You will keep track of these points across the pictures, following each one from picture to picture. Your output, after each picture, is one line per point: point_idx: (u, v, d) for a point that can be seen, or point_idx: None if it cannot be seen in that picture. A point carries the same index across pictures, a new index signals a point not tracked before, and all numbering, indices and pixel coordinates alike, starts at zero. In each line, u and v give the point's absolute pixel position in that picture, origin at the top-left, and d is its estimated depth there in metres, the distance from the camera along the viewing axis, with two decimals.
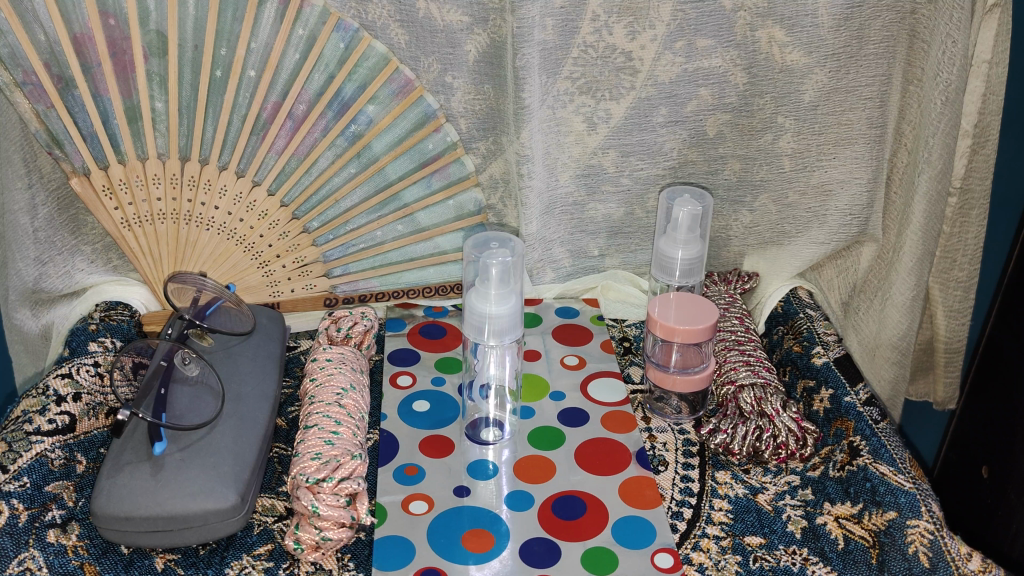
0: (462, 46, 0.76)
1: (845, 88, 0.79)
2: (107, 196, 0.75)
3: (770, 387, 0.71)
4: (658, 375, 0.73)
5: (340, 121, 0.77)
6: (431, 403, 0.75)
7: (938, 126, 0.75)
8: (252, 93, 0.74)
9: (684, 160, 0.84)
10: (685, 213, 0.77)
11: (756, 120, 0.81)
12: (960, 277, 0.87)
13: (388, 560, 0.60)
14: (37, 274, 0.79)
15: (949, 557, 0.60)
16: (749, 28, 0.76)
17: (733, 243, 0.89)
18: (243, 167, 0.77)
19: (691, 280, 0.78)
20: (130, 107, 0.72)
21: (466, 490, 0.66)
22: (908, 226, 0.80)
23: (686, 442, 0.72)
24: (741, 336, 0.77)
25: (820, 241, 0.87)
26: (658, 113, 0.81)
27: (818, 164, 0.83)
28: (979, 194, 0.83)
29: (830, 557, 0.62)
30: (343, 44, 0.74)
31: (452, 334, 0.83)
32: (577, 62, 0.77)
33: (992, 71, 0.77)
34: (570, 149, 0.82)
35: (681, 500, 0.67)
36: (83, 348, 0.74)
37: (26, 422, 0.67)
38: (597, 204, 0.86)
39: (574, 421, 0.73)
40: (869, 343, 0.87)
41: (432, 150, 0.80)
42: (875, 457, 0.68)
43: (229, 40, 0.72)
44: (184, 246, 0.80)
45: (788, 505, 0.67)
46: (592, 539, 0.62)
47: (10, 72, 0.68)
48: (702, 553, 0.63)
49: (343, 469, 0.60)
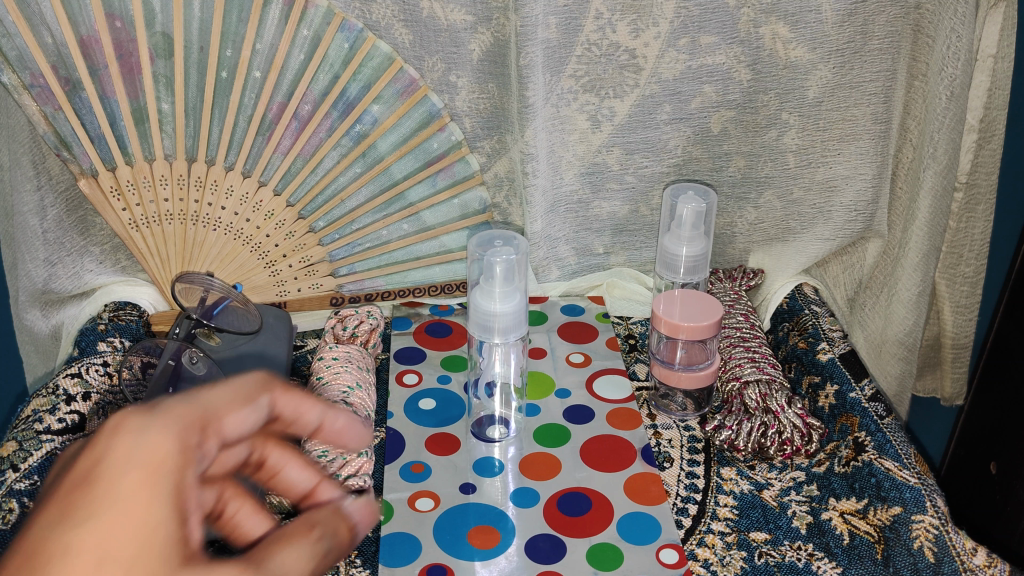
0: (466, 45, 0.76)
1: (851, 84, 0.79)
2: (116, 198, 0.76)
3: (776, 382, 0.71)
4: (663, 371, 0.74)
5: (345, 121, 0.77)
6: (436, 401, 0.75)
7: (944, 122, 0.74)
8: (258, 93, 0.74)
9: (689, 157, 0.84)
10: (689, 210, 0.77)
11: (761, 116, 0.81)
12: (967, 273, 0.87)
13: (395, 557, 0.60)
14: (47, 275, 0.80)
15: (954, 552, 0.60)
16: (753, 24, 0.76)
17: (738, 240, 0.89)
18: (249, 167, 0.77)
19: (696, 277, 0.79)
20: (136, 108, 0.72)
21: (472, 487, 0.67)
22: (914, 222, 0.80)
23: (692, 438, 0.73)
24: (746, 333, 0.77)
25: (825, 237, 0.87)
26: (662, 110, 0.81)
27: (823, 160, 0.83)
28: (986, 189, 0.83)
29: (835, 552, 0.62)
30: (348, 44, 0.74)
31: (457, 333, 0.84)
32: (580, 59, 0.77)
33: (999, 66, 0.76)
34: (575, 147, 0.82)
35: (686, 496, 0.67)
36: (92, 349, 0.75)
37: (37, 421, 0.67)
38: (602, 202, 0.86)
39: (579, 418, 0.74)
40: (876, 339, 0.88)
41: (437, 149, 0.81)
42: (880, 452, 0.67)
43: (235, 41, 0.72)
44: (191, 246, 0.80)
45: (793, 500, 0.67)
46: (598, 535, 0.62)
47: (18, 74, 0.69)
48: (707, 549, 0.63)
49: (348, 467, 0.61)
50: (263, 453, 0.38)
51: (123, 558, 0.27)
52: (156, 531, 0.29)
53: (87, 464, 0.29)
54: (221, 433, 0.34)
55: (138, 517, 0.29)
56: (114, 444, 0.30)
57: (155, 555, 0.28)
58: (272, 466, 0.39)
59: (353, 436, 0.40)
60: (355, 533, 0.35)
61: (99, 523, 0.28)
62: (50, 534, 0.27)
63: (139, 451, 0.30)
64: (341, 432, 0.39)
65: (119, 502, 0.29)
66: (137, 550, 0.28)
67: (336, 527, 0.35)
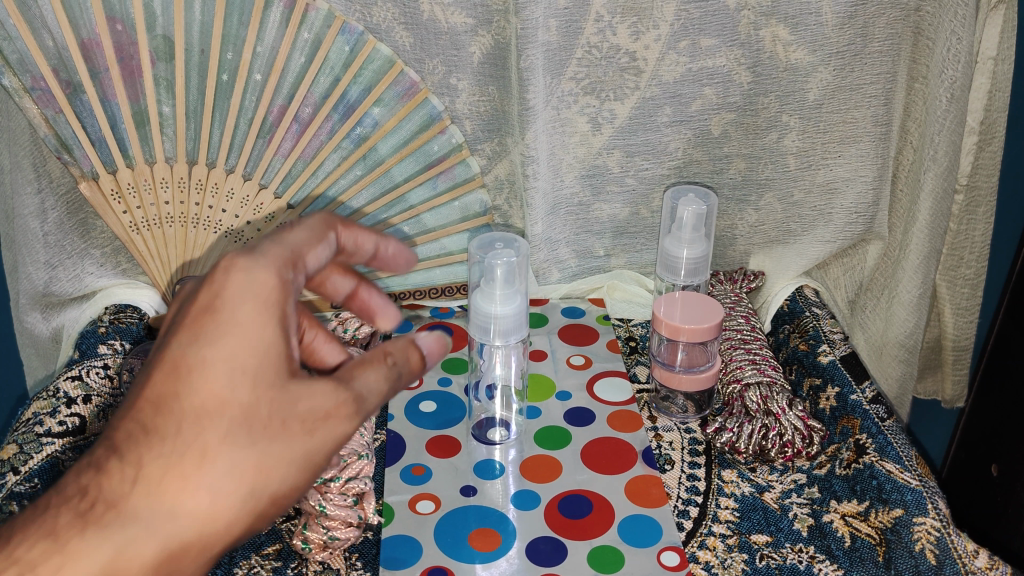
0: (466, 47, 0.76)
1: (851, 86, 0.79)
2: (116, 200, 0.75)
3: (776, 385, 0.72)
4: (664, 373, 0.73)
5: (345, 123, 0.77)
6: (438, 403, 0.75)
7: (944, 124, 0.74)
8: (259, 96, 0.75)
9: (689, 159, 0.84)
10: (690, 213, 0.77)
11: (761, 118, 0.81)
12: (967, 275, 0.87)
13: (395, 560, 0.60)
14: (47, 278, 0.80)
15: (955, 554, 0.60)
16: (754, 27, 0.76)
17: (739, 242, 0.89)
18: (250, 170, 0.78)
19: (697, 279, 0.79)
20: (137, 111, 0.72)
21: (473, 489, 0.67)
22: (914, 224, 0.80)
23: (692, 440, 0.73)
24: (746, 335, 0.77)
25: (826, 239, 0.87)
26: (662, 113, 0.81)
27: (823, 163, 0.83)
28: (986, 192, 0.83)
29: (836, 555, 0.62)
30: (349, 47, 0.74)
31: (458, 335, 0.84)
32: (580, 62, 0.77)
33: (999, 68, 0.76)
34: (575, 149, 0.82)
35: (687, 498, 0.67)
36: (93, 351, 0.75)
37: (37, 424, 0.68)
38: (603, 204, 0.86)
39: (580, 420, 0.74)
40: (876, 341, 0.88)
41: (437, 152, 0.81)
42: (880, 454, 0.67)
43: (235, 44, 0.72)
44: (192, 248, 0.80)
45: (794, 503, 0.67)
46: (598, 537, 0.62)
47: (19, 78, 0.69)
48: (708, 551, 0.62)
49: (349, 469, 0.60)
50: (322, 277, 0.54)
51: (246, 370, 0.39)
52: (267, 345, 0.40)
53: (211, 294, 0.41)
54: (302, 269, 0.45)
55: (256, 337, 0.40)
56: (231, 281, 0.41)
57: (269, 368, 0.40)
58: (328, 277, 0.54)
59: (402, 261, 0.53)
60: (424, 362, 0.48)
61: (226, 343, 0.39)
62: (190, 350, 0.39)
63: (250, 286, 0.41)
64: (390, 257, 0.53)
65: (238, 325, 0.40)
66: (256, 363, 0.40)
67: (407, 357, 0.46)
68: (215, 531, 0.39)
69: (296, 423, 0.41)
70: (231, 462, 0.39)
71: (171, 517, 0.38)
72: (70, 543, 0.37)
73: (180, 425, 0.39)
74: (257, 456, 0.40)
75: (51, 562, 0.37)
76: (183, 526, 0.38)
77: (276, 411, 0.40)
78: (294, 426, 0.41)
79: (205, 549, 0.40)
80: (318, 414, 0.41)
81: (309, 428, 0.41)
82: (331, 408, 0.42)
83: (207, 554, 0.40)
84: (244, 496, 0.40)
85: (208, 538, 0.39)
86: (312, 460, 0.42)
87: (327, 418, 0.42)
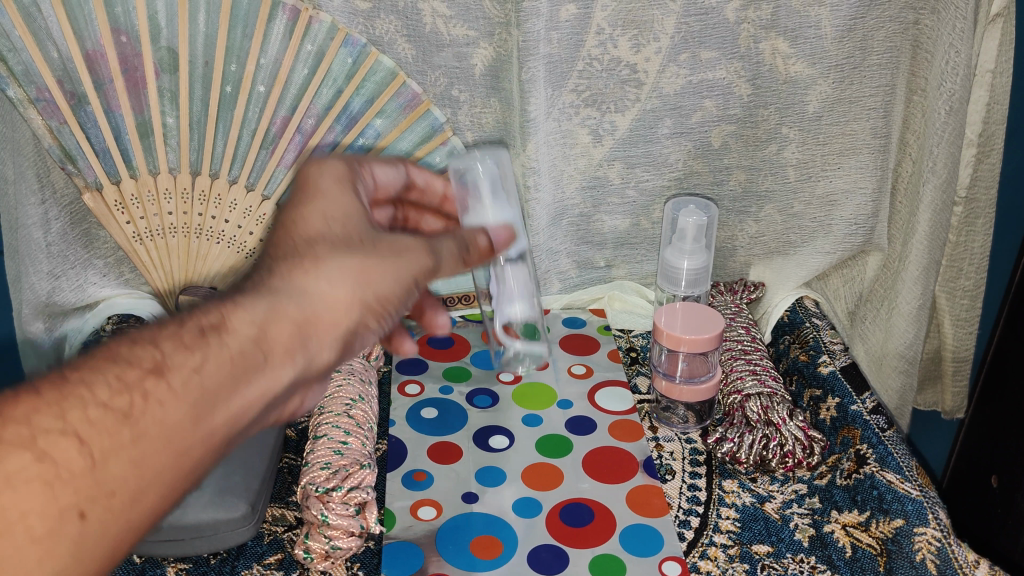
0: (468, 60, 0.78)
1: (850, 99, 0.79)
2: (119, 210, 0.76)
3: (776, 395, 0.72)
4: (665, 385, 0.74)
5: (348, 134, 0.78)
6: (438, 410, 0.76)
7: (943, 136, 0.75)
8: (261, 108, 0.75)
9: (689, 170, 0.84)
10: (691, 224, 0.77)
11: (761, 131, 0.82)
12: (966, 286, 0.87)
13: (397, 566, 0.61)
14: (50, 287, 0.81)
15: (955, 565, 0.60)
16: (753, 40, 0.76)
17: (739, 253, 0.90)
18: (253, 180, 0.78)
19: (697, 291, 0.79)
20: (141, 122, 0.73)
21: (474, 497, 0.67)
22: (914, 235, 0.80)
23: (692, 451, 0.73)
24: (746, 346, 0.78)
25: (826, 250, 0.87)
26: (663, 124, 0.81)
27: (822, 175, 0.84)
28: (985, 203, 0.83)
29: (838, 565, 0.62)
30: (351, 59, 0.74)
31: (460, 342, 0.85)
32: (581, 74, 0.78)
33: (997, 81, 0.77)
34: (576, 160, 0.83)
35: (688, 509, 0.67)
36: None
37: None
38: (603, 216, 0.87)
39: (581, 429, 0.74)
40: (876, 352, 0.89)
41: (439, 162, 0.80)
42: (881, 464, 0.67)
43: (239, 56, 0.72)
44: (194, 259, 0.80)
45: (795, 513, 0.67)
46: (599, 546, 0.62)
47: (23, 88, 0.68)
48: (710, 561, 0.62)
49: (352, 478, 0.61)
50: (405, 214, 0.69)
51: (338, 215, 0.50)
52: (349, 204, 0.51)
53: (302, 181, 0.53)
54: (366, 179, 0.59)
55: (339, 200, 0.51)
56: (313, 173, 0.54)
57: (354, 219, 0.50)
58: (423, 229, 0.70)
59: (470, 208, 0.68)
60: (491, 249, 0.59)
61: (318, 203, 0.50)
62: (290, 210, 0.50)
63: (329, 175, 0.53)
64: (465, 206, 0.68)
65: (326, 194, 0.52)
66: (343, 215, 0.50)
67: (476, 240, 0.58)
68: (339, 314, 0.46)
69: (386, 247, 0.49)
70: (338, 265, 0.46)
71: (302, 296, 0.45)
72: (236, 300, 0.43)
73: (295, 245, 0.47)
74: (360, 264, 0.47)
75: (226, 306, 0.43)
76: (314, 303, 0.45)
77: (367, 238, 0.49)
78: (384, 250, 0.49)
79: (333, 325, 0.46)
80: (402, 244, 0.50)
81: (397, 250, 0.49)
82: (414, 242, 0.51)
83: (334, 336, 0.46)
84: (355, 290, 0.46)
85: (334, 319, 0.45)
86: (405, 276, 0.49)
87: (411, 249, 0.50)
